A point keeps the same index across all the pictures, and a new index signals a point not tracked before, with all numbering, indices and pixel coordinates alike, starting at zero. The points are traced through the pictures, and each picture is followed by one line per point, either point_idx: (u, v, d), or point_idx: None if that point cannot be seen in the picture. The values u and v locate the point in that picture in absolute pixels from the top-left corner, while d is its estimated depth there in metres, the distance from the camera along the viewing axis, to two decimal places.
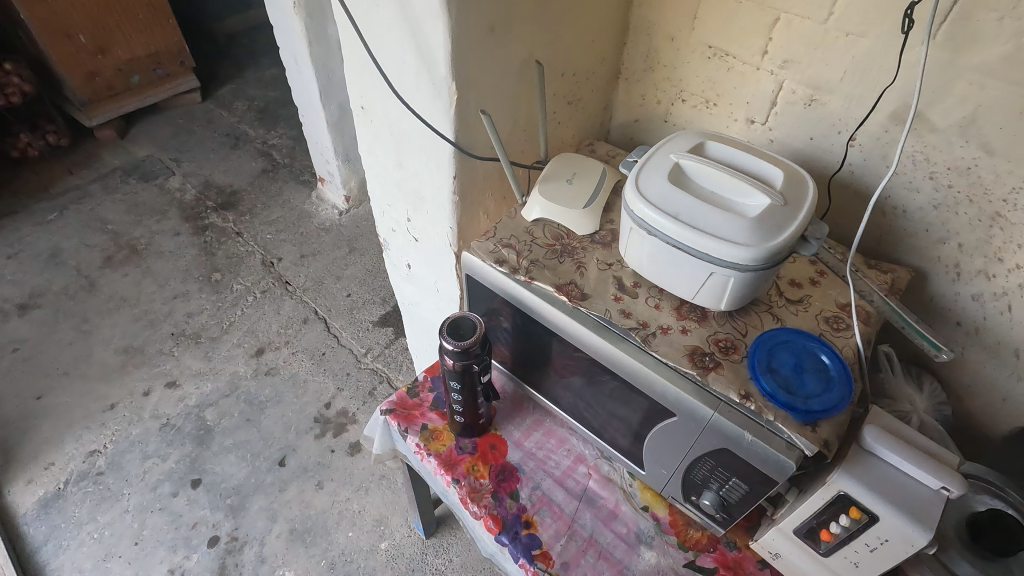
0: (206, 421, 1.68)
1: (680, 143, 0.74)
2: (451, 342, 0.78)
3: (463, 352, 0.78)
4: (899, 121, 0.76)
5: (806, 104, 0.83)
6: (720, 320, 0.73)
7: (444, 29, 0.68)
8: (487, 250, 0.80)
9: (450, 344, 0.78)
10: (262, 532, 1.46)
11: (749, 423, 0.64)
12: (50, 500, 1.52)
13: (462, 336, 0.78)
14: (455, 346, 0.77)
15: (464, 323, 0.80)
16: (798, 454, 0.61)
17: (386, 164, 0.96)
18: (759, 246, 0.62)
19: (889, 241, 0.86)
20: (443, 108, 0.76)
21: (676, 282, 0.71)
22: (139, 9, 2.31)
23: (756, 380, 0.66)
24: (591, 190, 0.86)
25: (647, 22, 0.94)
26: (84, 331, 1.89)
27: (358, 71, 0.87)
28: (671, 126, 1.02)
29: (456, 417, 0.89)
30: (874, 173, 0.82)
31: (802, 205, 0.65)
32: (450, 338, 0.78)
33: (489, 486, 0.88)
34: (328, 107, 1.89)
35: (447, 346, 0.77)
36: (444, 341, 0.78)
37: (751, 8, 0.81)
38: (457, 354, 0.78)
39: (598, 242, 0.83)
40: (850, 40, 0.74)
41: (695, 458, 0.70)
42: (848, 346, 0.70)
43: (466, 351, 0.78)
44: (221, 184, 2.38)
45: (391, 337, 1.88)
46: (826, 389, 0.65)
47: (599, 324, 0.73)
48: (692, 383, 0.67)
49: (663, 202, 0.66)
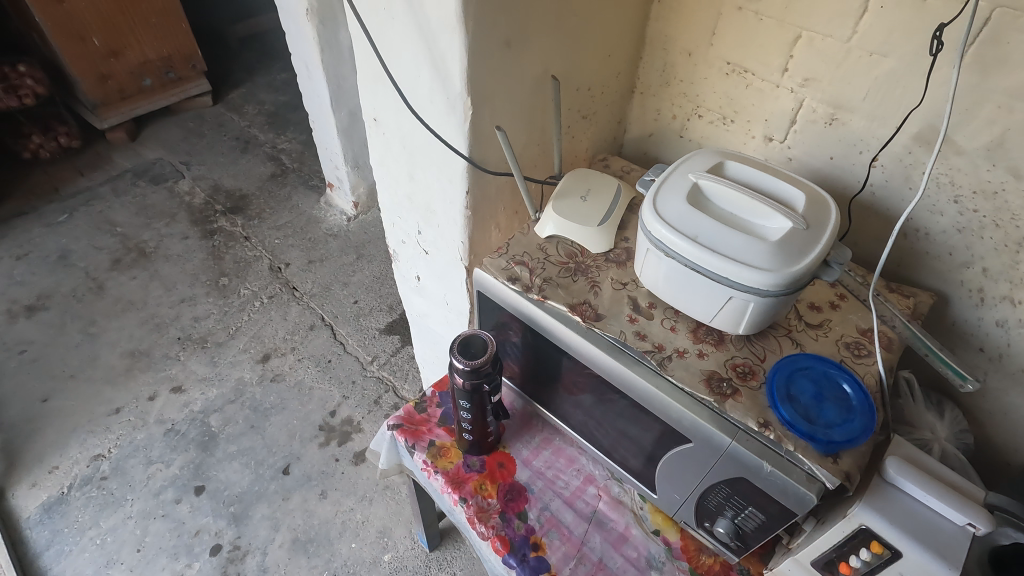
0: (211, 427, 1.67)
1: (698, 163, 0.73)
2: (461, 360, 0.76)
3: (474, 371, 0.76)
4: (923, 143, 0.74)
5: (826, 123, 0.81)
6: (738, 344, 0.72)
7: (459, 44, 0.67)
8: (499, 267, 0.79)
9: (461, 362, 0.76)
10: (264, 541, 1.45)
11: (767, 452, 0.62)
12: (54, 504, 1.51)
13: (473, 355, 0.77)
14: (465, 365, 0.76)
15: (475, 341, 0.79)
16: (819, 487, 0.59)
17: (397, 175, 0.95)
18: (780, 270, 0.60)
19: (910, 264, 0.84)
20: (458, 123, 0.75)
21: (693, 304, 0.69)
22: (152, 13, 2.32)
23: (775, 408, 0.64)
24: (605, 206, 0.85)
25: (664, 37, 0.93)
26: (91, 334, 1.89)
27: (371, 83, 0.86)
28: (686, 141, 1.00)
29: (464, 435, 0.88)
30: (896, 195, 0.80)
31: (824, 229, 0.64)
32: (460, 357, 0.77)
33: (496, 506, 0.87)
34: (339, 113, 1.89)
35: (457, 365, 0.76)
36: (453, 359, 0.77)
37: (771, 26, 0.80)
38: (468, 374, 0.76)
39: (613, 261, 0.81)
40: (874, 59, 0.73)
41: (710, 486, 0.68)
42: (869, 374, 0.69)
43: (477, 370, 0.76)
44: (230, 188, 2.38)
45: (397, 345, 1.87)
46: (847, 419, 0.63)
47: (614, 346, 0.71)
48: (709, 410, 0.65)
49: (681, 224, 0.65)
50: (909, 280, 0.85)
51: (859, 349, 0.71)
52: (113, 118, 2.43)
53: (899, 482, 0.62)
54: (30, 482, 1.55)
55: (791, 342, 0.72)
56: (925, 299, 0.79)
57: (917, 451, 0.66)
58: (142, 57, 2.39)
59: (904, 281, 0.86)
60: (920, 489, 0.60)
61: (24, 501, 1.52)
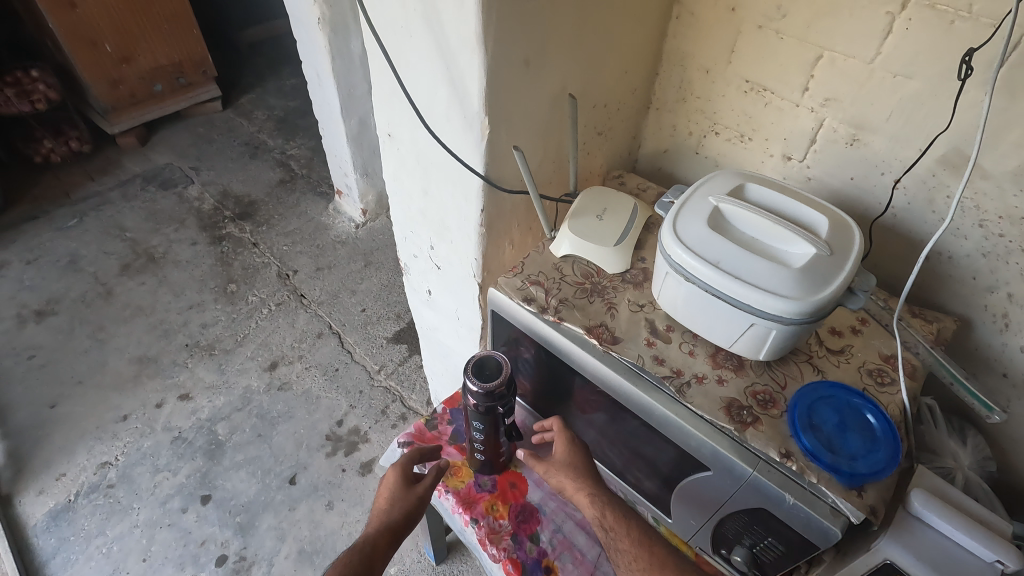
0: (218, 435, 1.66)
1: (718, 185, 0.72)
2: (476, 383, 0.75)
3: (488, 395, 0.75)
4: (948, 166, 0.73)
5: (848, 143, 0.80)
6: (758, 370, 0.71)
7: (478, 64, 0.66)
8: (515, 287, 0.79)
9: (475, 385, 0.75)
10: (270, 552, 1.44)
11: (790, 483, 0.61)
12: (61, 512, 1.51)
13: (487, 378, 0.76)
14: (479, 388, 0.75)
15: (489, 362, 0.78)
16: (843, 522, 0.58)
17: (411, 190, 0.94)
18: (804, 298, 0.59)
19: (932, 287, 0.82)
20: (475, 141, 0.74)
21: (712, 329, 0.68)
22: (165, 19, 2.33)
23: (797, 438, 0.63)
24: (622, 226, 0.84)
25: (681, 53, 0.92)
26: (99, 340, 1.89)
27: (386, 99, 0.85)
28: (702, 158, 0.99)
29: (476, 455, 0.87)
30: (919, 217, 0.79)
31: (849, 255, 0.63)
32: (474, 379, 0.75)
33: (508, 527, 0.86)
34: (349, 120, 1.89)
35: (471, 388, 0.75)
36: (468, 381, 0.76)
37: (792, 44, 0.78)
38: (482, 397, 0.75)
39: (629, 281, 0.80)
40: (898, 81, 0.72)
41: (728, 515, 0.67)
42: (893, 404, 0.67)
43: (491, 393, 0.75)
44: (239, 194, 2.39)
45: (405, 354, 1.86)
46: (871, 450, 0.62)
47: (631, 371, 0.70)
48: (729, 439, 0.64)
49: (702, 248, 0.64)
50: (930, 304, 0.84)
51: (882, 376, 0.70)
52: (124, 122, 2.44)
53: (925, 516, 0.60)
54: (38, 489, 1.55)
55: (812, 368, 0.71)
56: (949, 325, 0.78)
57: (942, 483, 0.65)
58: (153, 63, 2.40)
59: (926, 304, 0.84)
60: (946, 522, 0.59)
61: (31, 507, 1.52)
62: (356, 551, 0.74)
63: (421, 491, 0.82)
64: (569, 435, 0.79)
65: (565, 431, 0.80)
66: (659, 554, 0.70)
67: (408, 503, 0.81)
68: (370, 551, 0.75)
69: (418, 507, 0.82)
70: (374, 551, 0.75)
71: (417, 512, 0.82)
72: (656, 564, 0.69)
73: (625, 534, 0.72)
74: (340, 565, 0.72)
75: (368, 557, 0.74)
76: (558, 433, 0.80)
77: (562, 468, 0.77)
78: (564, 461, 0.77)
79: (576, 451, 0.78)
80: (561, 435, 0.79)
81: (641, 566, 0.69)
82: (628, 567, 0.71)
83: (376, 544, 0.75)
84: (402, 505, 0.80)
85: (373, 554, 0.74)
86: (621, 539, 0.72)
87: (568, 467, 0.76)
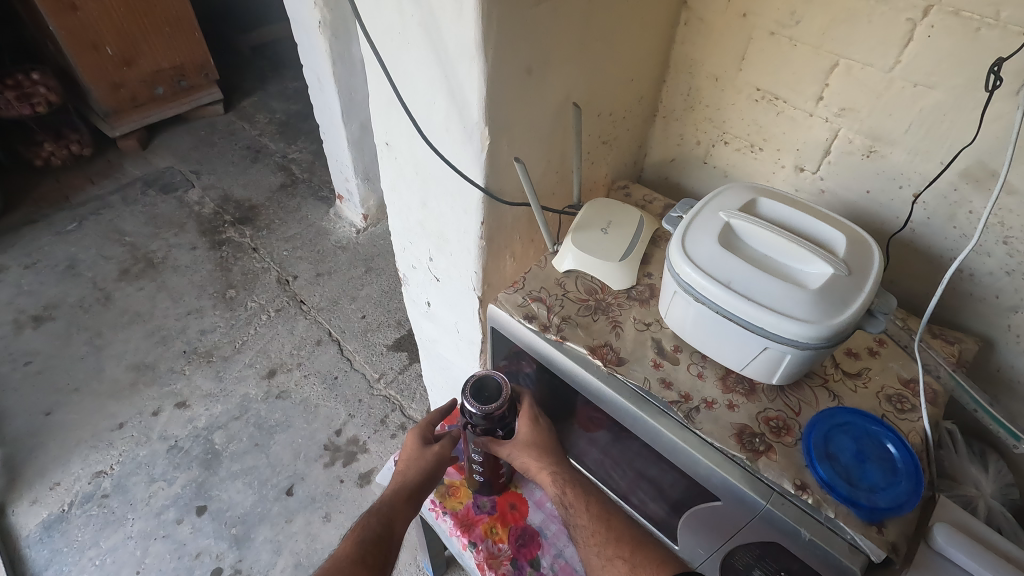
0: (215, 445, 1.64)
1: (729, 200, 0.69)
2: (475, 404, 0.72)
3: (488, 417, 0.72)
4: (971, 180, 0.70)
5: (864, 155, 0.77)
6: (770, 395, 0.67)
7: (478, 73, 0.63)
8: (515, 303, 0.76)
9: (473, 407, 0.72)
10: (265, 565, 1.41)
11: (805, 517, 0.57)
12: (54, 522, 1.48)
13: (487, 399, 0.73)
14: (478, 411, 0.71)
15: (489, 383, 0.74)
16: (863, 560, 0.55)
17: (409, 201, 0.92)
18: (821, 322, 0.55)
19: (954, 306, 0.79)
20: (474, 152, 0.71)
21: (723, 352, 0.65)
22: (166, 22, 2.31)
23: (812, 468, 0.60)
24: (628, 240, 0.80)
25: (690, 60, 0.89)
26: (96, 346, 1.87)
27: (383, 107, 0.82)
28: (711, 168, 0.96)
29: (474, 475, 0.84)
30: (940, 233, 0.76)
31: (868, 276, 0.59)
32: (473, 401, 0.72)
33: (508, 551, 0.83)
34: (350, 125, 1.86)
35: (469, 410, 0.71)
36: (466, 402, 0.72)
37: (805, 52, 0.75)
38: (480, 419, 0.72)
39: (635, 298, 0.77)
40: (919, 91, 0.68)
41: (738, 547, 0.63)
42: (914, 432, 0.64)
43: (490, 416, 0.72)
44: (240, 198, 2.36)
45: (405, 362, 1.83)
46: (891, 482, 0.58)
47: (637, 394, 0.67)
48: (741, 468, 0.61)
49: (712, 267, 0.60)
50: (951, 323, 0.80)
51: (903, 402, 0.67)
52: (124, 126, 2.43)
53: (949, 552, 0.57)
54: (31, 498, 1.53)
55: (828, 393, 0.67)
56: (971, 346, 0.75)
57: (967, 515, 0.61)
58: (155, 66, 2.38)
59: (946, 323, 0.81)
60: (972, 561, 0.56)
61: (24, 518, 1.49)
62: (375, 511, 0.73)
63: (438, 450, 0.80)
64: (533, 415, 0.78)
65: (528, 410, 0.78)
66: (616, 529, 0.69)
67: (425, 462, 0.79)
68: (390, 509, 0.74)
69: (437, 467, 0.80)
70: (394, 511, 0.74)
71: (437, 472, 0.80)
72: (614, 539, 0.68)
73: (584, 510, 0.70)
74: (361, 525, 0.72)
75: (387, 516, 0.73)
76: (522, 414, 0.78)
77: (526, 447, 0.75)
78: (526, 441, 0.76)
79: (540, 431, 0.77)
80: (523, 415, 0.78)
81: (598, 542, 0.68)
82: (587, 545, 0.69)
83: (394, 504, 0.75)
84: (419, 466, 0.79)
85: (392, 513, 0.74)
86: (579, 515, 0.70)
87: (533, 446, 0.75)
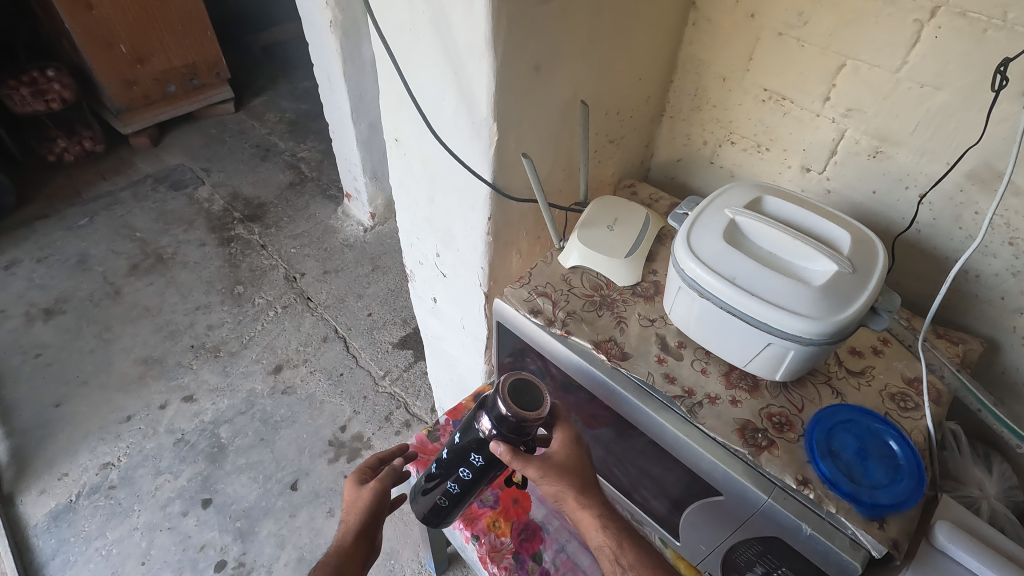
0: (221, 438, 1.65)
1: (735, 198, 0.69)
2: (508, 406, 0.60)
3: (518, 425, 0.60)
4: (977, 181, 0.70)
5: (870, 155, 0.77)
6: (774, 392, 0.68)
7: (486, 69, 0.64)
8: (521, 298, 0.76)
9: (507, 408, 0.60)
10: (269, 559, 1.42)
11: (807, 512, 0.57)
12: (61, 512, 1.50)
13: (523, 406, 0.61)
14: (512, 414, 0.60)
15: (532, 390, 0.63)
16: (864, 555, 0.55)
17: (417, 199, 0.93)
18: (826, 319, 0.56)
19: (959, 307, 0.79)
20: (482, 148, 0.72)
21: (726, 347, 0.65)
22: (179, 21, 2.34)
23: (815, 464, 0.60)
24: (634, 237, 0.81)
25: (697, 61, 0.89)
26: (105, 340, 1.89)
27: (392, 103, 0.83)
28: (717, 168, 0.96)
29: (439, 501, 0.75)
30: (945, 234, 0.76)
31: (872, 273, 0.60)
32: (508, 400, 0.60)
33: (510, 545, 0.84)
34: (359, 124, 1.88)
35: (500, 410, 0.60)
36: (499, 401, 0.61)
37: (813, 53, 0.76)
38: (505, 425, 0.61)
39: (640, 295, 0.78)
40: (925, 92, 0.69)
41: (739, 541, 0.63)
42: (917, 430, 0.64)
43: (523, 426, 0.61)
44: (249, 196, 2.38)
45: (410, 359, 1.84)
46: (894, 480, 0.58)
47: (640, 388, 0.67)
48: (744, 463, 0.61)
49: (716, 263, 0.61)
50: (956, 325, 0.80)
51: (905, 401, 0.67)
52: (137, 123, 2.45)
53: (950, 550, 0.57)
54: (40, 489, 1.55)
55: (831, 390, 0.68)
56: (975, 347, 0.75)
57: (969, 514, 0.61)
58: (167, 64, 2.41)
59: (952, 325, 0.81)
60: (973, 558, 0.55)
61: (32, 507, 1.51)
62: (323, 566, 0.70)
63: (375, 486, 0.78)
64: (576, 441, 0.69)
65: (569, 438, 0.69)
66: None
67: (363, 502, 0.76)
68: (338, 562, 0.71)
69: (378, 502, 0.77)
70: (344, 559, 0.71)
71: (381, 508, 0.77)
72: None
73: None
74: None
75: (336, 567, 0.70)
76: (560, 426, 0.70)
77: (565, 474, 0.65)
78: (572, 471, 0.66)
79: (581, 459, 0.67)
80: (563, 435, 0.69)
81: None
82: None
83: (341, 555, 0.71)
84: (358, 508, 0.76)
85: (341, 562, 0.70)
86: None
87: (573, 477, 0.65)
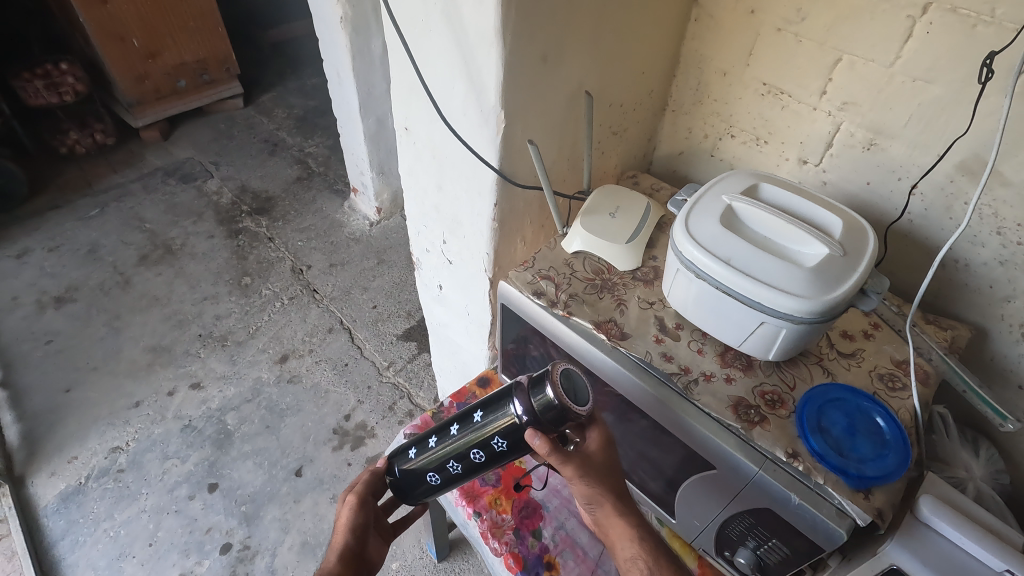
0: (227, 425, 1.68)
1: (732, 185, 0.72)
2: (556, 391, 0.62)
3: (561, 412, 0.62)
4: (967, 172, 0.73)
5: (865, 148, 0.80)
6: (767, 371, 0.70)
7: (495, 58, 0.67)
8: (525, 280, 0.79)
9: (554, 393, 0.62)
10: (274, 543, 1.45)
11: (795, 483, 0.60)
12: (71, 495, 1.53)
13: (573, 393, 0.63)
14: (558, 399, 0.61)
15: (576, 379, 0.65)
16: (849, 523, 0.57)
17: (425, 186, 0.96)
18: (817, 298, 0.58)
19: (949, 296, 0.82)
20: (490, 136, 0.75)
21: (721, 327, 0.68)
22: (191, 17, 2.38)
23: (805, 439, 0.62)
24: (635, 224, 0.84)
25: (699, 55, 0.92)
26: (115, 328, 1.92)
27: (404, 94, 0.86)
28: (717, 160, 0.99)
29: (429, 475, 0.76)
30: (936, 224, 0.79)
31: (862, 256, 0.62)
32: (558, 388, 0.62)
33: (511, 522, 0.86)
34: (367, 119, 1.91)
35: (547, 393, 0.61)
36: (548, 385, 0.62)
37: (810, 48, 0.78)
38: (547, 412, 0.62)
39: (640, 279, 0.81)
40: (917, 86, 0.71)
41: (731, 515, 0.66)
42: (904, 409, 0.66)
43: (565, 415, 0.62)
44: (257, 189, 2.42)
45: (414, 351, 1.87)
46: (880, 454, 0.61)
47: (639, 366, 0.70)
48: (736, 437, 0.64)
49: (713, 245, 0.64)
50: (947, 313, 0.83)
51: (894, 381, 0.69)
52: (148, 117, 2.49)
53: (933, 522, 0.59)
54: (50, 471, 1.58)
55: (822, 370, 0.70)
56: (963, 333, 0.77)
57: (955, 493, 0.64)
58: (179, 59, 2.45)
59: (943, 313, 0.83)
60: (955, 530, 0.58)
61: (42, 489, 1.54)
62: None
63: (353, 499, 0.80)
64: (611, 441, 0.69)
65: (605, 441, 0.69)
66: None
67: (344, 520, 0.78)
68: None
69: (357, 514, 0.79)
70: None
71: (364, 519, 0.79)
72: None
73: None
74: None
75: None
76: (595, 426, 0.69)
77: (602, 476, 0.66)
78: (606, 472, 0.66)
79: (614, 461, 0.68)
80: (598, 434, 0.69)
81: None
82: None
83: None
84: (342, 526, 0.78)
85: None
86: None
87: (608, 479, 0.66)
